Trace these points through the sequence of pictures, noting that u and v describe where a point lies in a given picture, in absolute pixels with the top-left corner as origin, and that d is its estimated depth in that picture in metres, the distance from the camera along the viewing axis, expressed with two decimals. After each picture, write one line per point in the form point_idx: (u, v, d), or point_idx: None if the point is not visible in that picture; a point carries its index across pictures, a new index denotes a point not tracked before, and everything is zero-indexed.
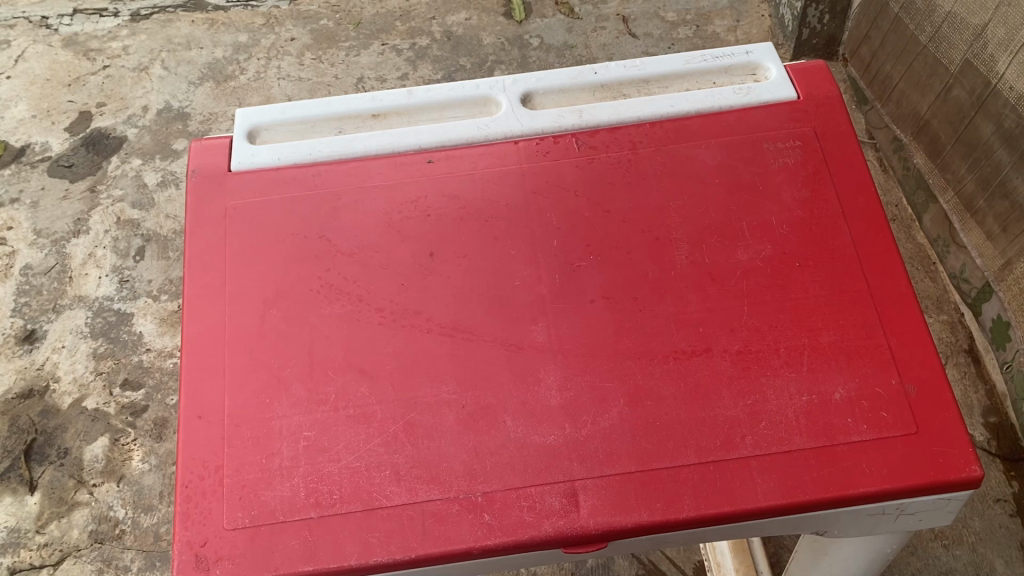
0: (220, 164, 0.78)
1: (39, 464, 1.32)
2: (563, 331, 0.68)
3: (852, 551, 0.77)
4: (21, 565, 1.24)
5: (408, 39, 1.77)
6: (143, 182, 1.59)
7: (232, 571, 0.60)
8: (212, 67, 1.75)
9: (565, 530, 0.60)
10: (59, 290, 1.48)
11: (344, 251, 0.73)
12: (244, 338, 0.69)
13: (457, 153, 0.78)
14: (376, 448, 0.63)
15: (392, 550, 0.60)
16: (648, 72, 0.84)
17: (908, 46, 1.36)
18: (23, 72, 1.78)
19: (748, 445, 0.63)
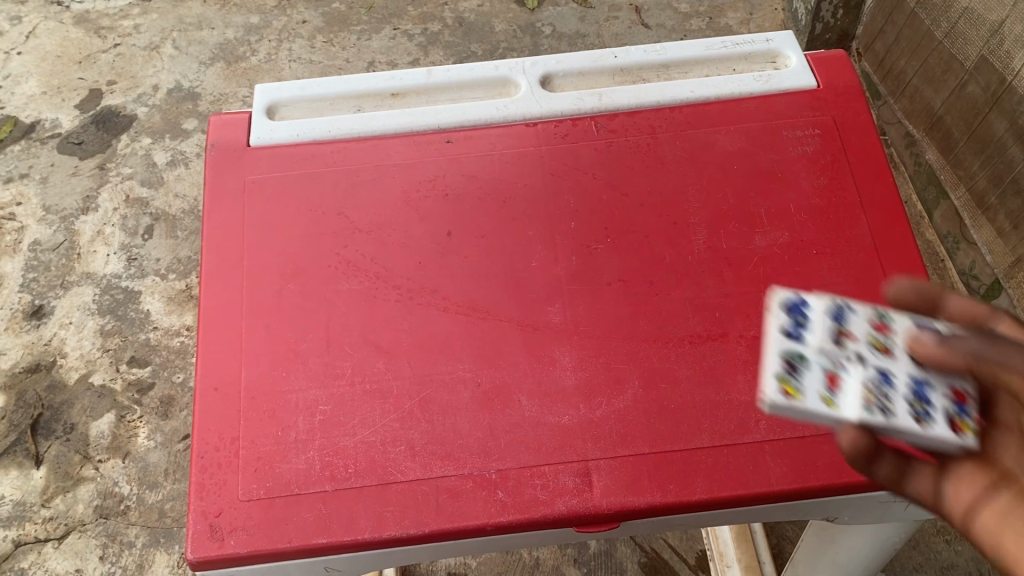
0: (238, 138, 0.78)
1: (45, 439, 1.31)
2: (579, 312, 0.68)
3: (861, 539, 0.77)
4: (26, 538, 1.24)
5: (420, 24, 1.76)
6: (152, 161, 1.59)
7: (246, 542, 0.60)
8: (223, 48, 1.75)
9: (579, 509, 0.60)
10: (67, 267, 1.48)
11: (361, 228, 0.73)
12: (262, 311, 0.69)
13: (476, 134, 0.79)
14: (391, 423, 0.64)
15: (405, 525, 0.60)
16: (668, 58, 0.84)
17: (924, 41, 1.35)
18: (34, 48, 1.77)
19: (762, 430, 0.63)
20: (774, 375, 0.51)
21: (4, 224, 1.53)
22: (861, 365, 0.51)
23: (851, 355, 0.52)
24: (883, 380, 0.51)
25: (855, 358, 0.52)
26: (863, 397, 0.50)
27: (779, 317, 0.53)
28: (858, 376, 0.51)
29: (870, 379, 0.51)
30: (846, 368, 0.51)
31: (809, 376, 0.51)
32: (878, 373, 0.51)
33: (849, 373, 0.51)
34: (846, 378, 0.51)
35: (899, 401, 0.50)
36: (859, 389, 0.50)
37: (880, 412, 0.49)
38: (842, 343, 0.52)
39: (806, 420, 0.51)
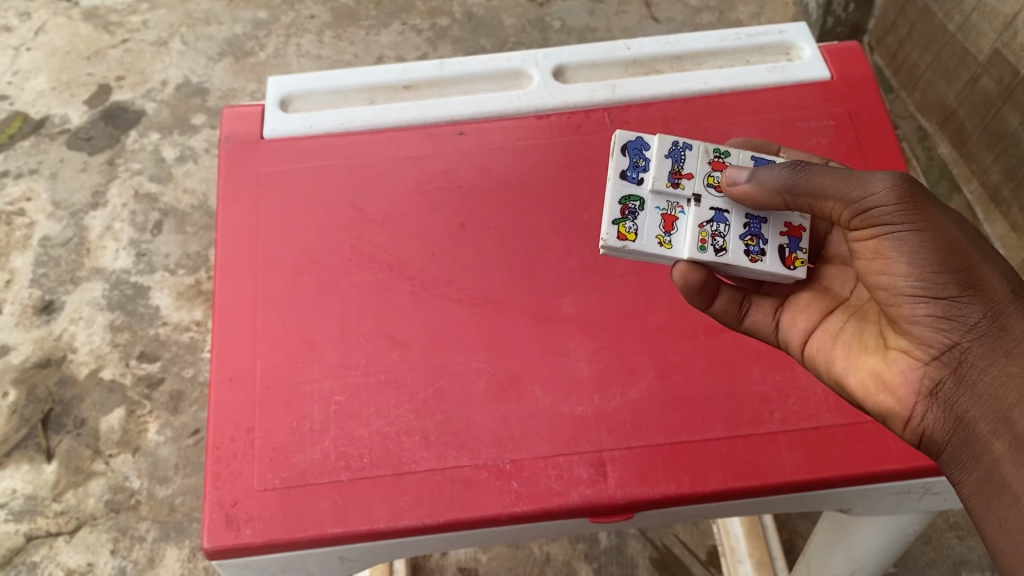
0: (252, 131, 0.78)
1: (56, 433, 1.29)
2: (593, 304, 0.68)
3: (873, 532, 0.77)
4: (38, 532, 1.23)
5: (428, 19, 1.74)
6: (161, 156, 1.57)
7: (262, 532, 0.60)
8: (231, 43, 1.72)
9: (594, 499, 0.60)
10: (76, 262, 1.46)
11: (375, 219, 0.73)
12: (276, 303, 0.69)
13: (489, 126, 0.78)
14: (406, 414, 0.63)
15: (421, 515, 0.60)
16: (681, 49, 0.84)
17: (936, 35, 1.34)
18: (43, 44, 1.73)
19: (777, 420, 0.62)
20: (612, 220, 0.61)
21: (14, 219, 1.51)
22: (695, 206, 0.62)
23: (683, 196, 0.63)
24: (713, 217, 0.62)
25: (691, 200, 0.63)
26: (697, 234, 0.62)
27: (624, 164, 0.63)
28: (694, 216, 0.62)
29: (704, 218, 0.62)
30: (682, 208, 0.63)
31: (645, 219, 0.62)
32: (711, 211, 0.62)
33: (683, 214, 0.63)
34: (680, 216, 0.62)
35: (727, 233, 0.62)
36: (695, 225, 0.62)
37: (710, 247, 0.61)
38: (677, 186, 0.63)
39: (650, 258, 0.63)
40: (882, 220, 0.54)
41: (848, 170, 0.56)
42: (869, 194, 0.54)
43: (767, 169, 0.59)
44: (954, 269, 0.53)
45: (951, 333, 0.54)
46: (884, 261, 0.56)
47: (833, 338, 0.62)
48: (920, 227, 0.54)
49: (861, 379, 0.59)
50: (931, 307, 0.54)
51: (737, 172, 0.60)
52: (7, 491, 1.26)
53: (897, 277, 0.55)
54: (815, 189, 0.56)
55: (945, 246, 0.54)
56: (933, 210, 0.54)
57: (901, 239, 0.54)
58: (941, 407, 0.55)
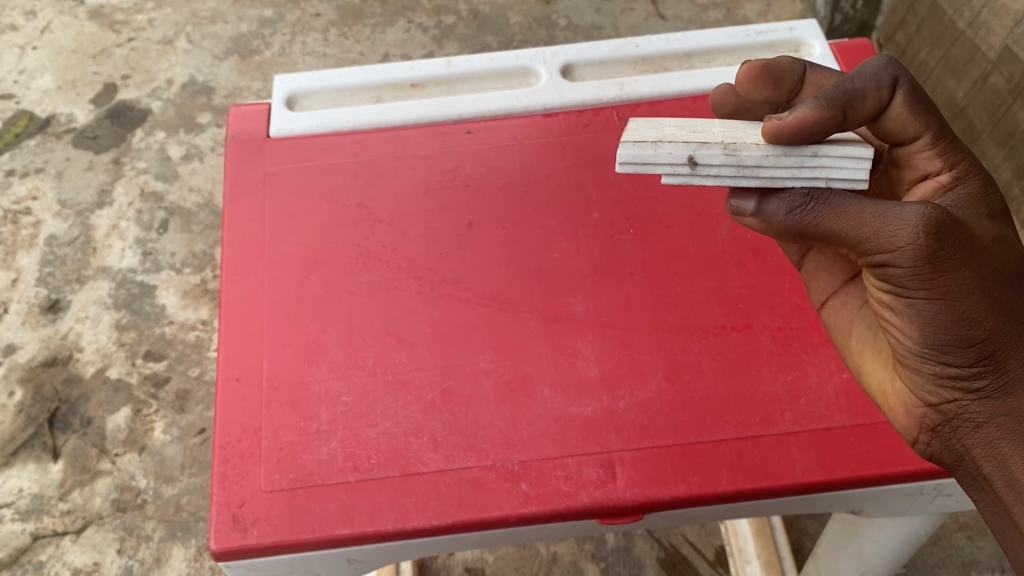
0: (260, 130, 0.78)
1: (62, 432, 1.29)
2: (601, 303, 0.67)
3: (883, 534, 0.76)
4: (44, 532, 1.22)
5: (434, 17, 1.73)
6: (167, 155, 1.57)
7: (269, 533, 0.59)
8: (236, 42, 1.72)
9: (603, 501, 0.59)
10: (82, 261, 1.46)
11: (382, 219, 0.72)
12: (283, 302, 0.68)
13: (497, 125, 0.78)
14: (414, 415, 0.63)
15: (429, 516, 0.59)
16: (690, 46, 0.83)
17: (946, 32, 1.33)
18: (49, 43, 1.73)
19: (788, 421, 0.62)
20: None
21: (20, 219, 1.50)
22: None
23: None
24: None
25: None
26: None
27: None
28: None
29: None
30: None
31: None
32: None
33: None
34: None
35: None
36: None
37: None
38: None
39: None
40: (896, 277, 0.48)
41: (867, 213, 0.47)
42: (884, 252, 0.47)
43: (777, 202, 0.51)
44: (965, 336, 0.49)
45: (956, 390, 0.52)
46: (893, 310, 0.51)
47: (850, 326, 0.61)
48: (936, 291, 0.48)
49: (874, 391, 0.59)
50: (934, 367, 0.51)
51: (743, 201, 0.52)
52: (13, 491, 1.25)
53: (905, 328, 0.51)
54: (826, 231, 0.49)
55: (958, 312, 0.48)
56: (956, 269, 0.47)
57: (912, 302, 0.49)
58: (942, 444, 0.54)
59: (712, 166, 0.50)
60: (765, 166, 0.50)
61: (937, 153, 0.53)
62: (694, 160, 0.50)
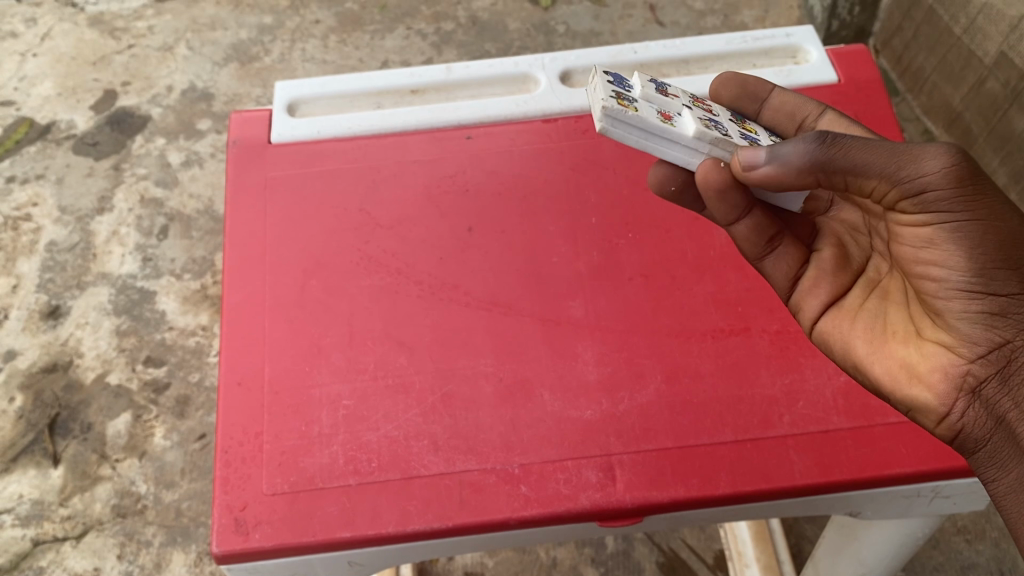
0: (260, 136, 0.79)
1: (63, 438, 1.29)
2: (600, 307, 0.68)
3: (881, 536, 0.76)
4: (44, 537, 1.22)
5: (433, 24, 1.73)
6: (167, 162, 1.57)
7: (270, 536, 0.60)
8: (236, 48, 1.72)
9: (602, 503, 0.60)
10: (83, 267, 1.46)
11: (383, 224, 0.73)
12: (284, 307, 0.69)
13: (496, 130, 0.79)
14: (414, 418, 0.63)
15: (430, 519, 0.60)
16: (688, 52, 0.84)
17: (942, 37, 1.34)
18: (49, 50, 1.74)
19: (786, 423, 0.62)
20: (608, 96, 0.55)
21: (20, 225, 1.51)
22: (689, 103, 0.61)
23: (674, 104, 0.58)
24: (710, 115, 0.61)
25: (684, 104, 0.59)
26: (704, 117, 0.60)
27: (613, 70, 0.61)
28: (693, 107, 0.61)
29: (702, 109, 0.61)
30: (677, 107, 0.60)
31: (642, 105, 0.56)
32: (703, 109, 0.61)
33: (678, 114, 0.58)
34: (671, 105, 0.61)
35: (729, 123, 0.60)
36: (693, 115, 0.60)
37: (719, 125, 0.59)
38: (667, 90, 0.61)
39: (658, 151, 0.57)
40: (939, 200, 0.51)
41: (894, 146, 0.51)
42: (922, 172, 0.50)
43: (791, 144, 0.51)
44: (1012, 257, 0.51)
45: (1004, 328, 0.53)
46: (934, 250, 0.54)
47: (852, 319, 0.62)
48: (971, 213, 0.52)
49: (892, 370, 0.58)
50: (982, 303, 0.53)
51: (754, 154, 0.53)
52: (14, 496, 1.25)
53: (950, 265, 0.53)
54: (858, 170, 0.51)
55: (1003, 233, 0.51)
56: (990, 191, 0.52)
57: (959, 226, 0.52)
58: (983, 407, 0.54)
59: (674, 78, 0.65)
60: None
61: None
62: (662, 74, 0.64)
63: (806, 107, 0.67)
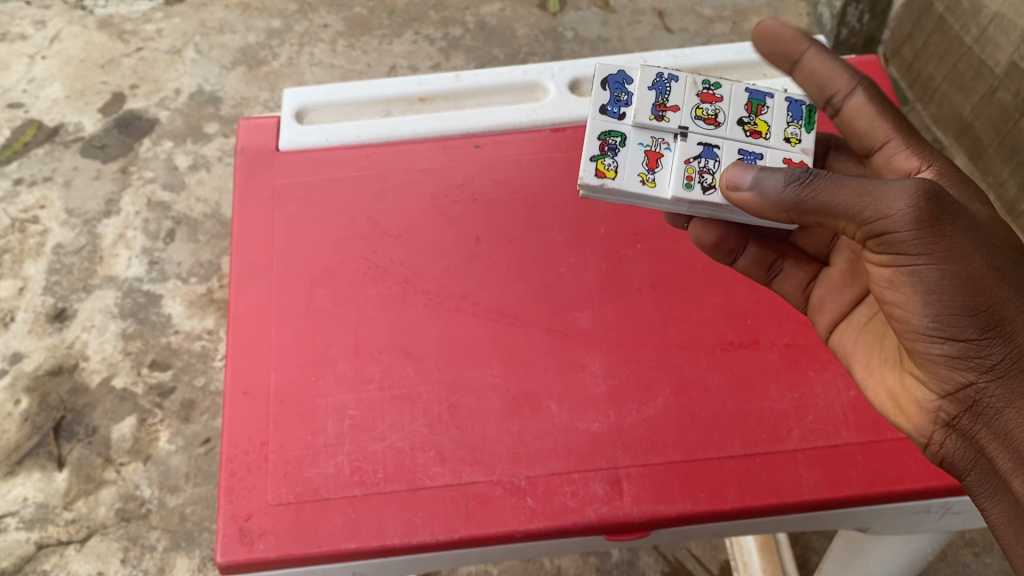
0: (268, 143, 0.78)
1: (68, 441, 1.29)
2: (608, 318, 0.67)
3: (890, 551, 0.76)
4: (48, 540, 1.22)
5: (441, 29, 1.73)
6: (174, 165, 1.57)
7: (275, 546, 0.59)
8: (245, 52, 1.72)
9: (610, 517, 0.59)
10: (89, 270, 1.46)
11: (390, 233, 0.73)
12: (290, 316, 0.69)
13: (505, 139, 0.78)
14: (420, 429, 0.63)
15: (435, 531, 0.59)
16: (699, 62, 0.84)
17: (952, 47, 1.33)
18: (58, 52, 1.74)
19: (795, 438, 0.62)
20: (590, 157, 0.60)
21: (28, 227, 1.51)
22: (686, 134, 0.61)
23: (669, 131, 0.61)
24: (703, 150, 0.61)
25: (676, 135, 0.61)
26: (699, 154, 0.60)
27: (606, 97, 0.62)
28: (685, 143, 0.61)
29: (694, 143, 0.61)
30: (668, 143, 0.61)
31: (627, 155, 0.60)
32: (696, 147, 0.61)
33: (669, 150, 0.61)
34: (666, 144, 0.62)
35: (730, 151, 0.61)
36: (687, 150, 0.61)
37: (696, 185, 0.60)
38: (662, 118, 0.61)
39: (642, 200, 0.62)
40: (898, 251, 0.50)
41: (862, 187, 0.49)
42: (886, 217, 0.49)
43: (770, 181, 0.52)
44: (971, 305, 0.51)
45: (970, 370, 0.53)
46: (898, 293, 0.53)
47: (855, 337, 0.63)
48: (936, 259, 0.50)
49: (880, 398, 0.60)
50: (946, 348, 0.53)
51: (740, 178, 0.54)
52: (18, 499, 1.25)
53: (911, 310, 0.52)
54: (824, 210, 0.51)
55: (964, 281, 0.51)
56: (955, 237, 0.50)
57: (920, 274, 0.51)
58: (961, 440, 0.55)
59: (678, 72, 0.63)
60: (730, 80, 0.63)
61: (910, 153, 0.62)
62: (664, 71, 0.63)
63: (839, 80, 0.65)
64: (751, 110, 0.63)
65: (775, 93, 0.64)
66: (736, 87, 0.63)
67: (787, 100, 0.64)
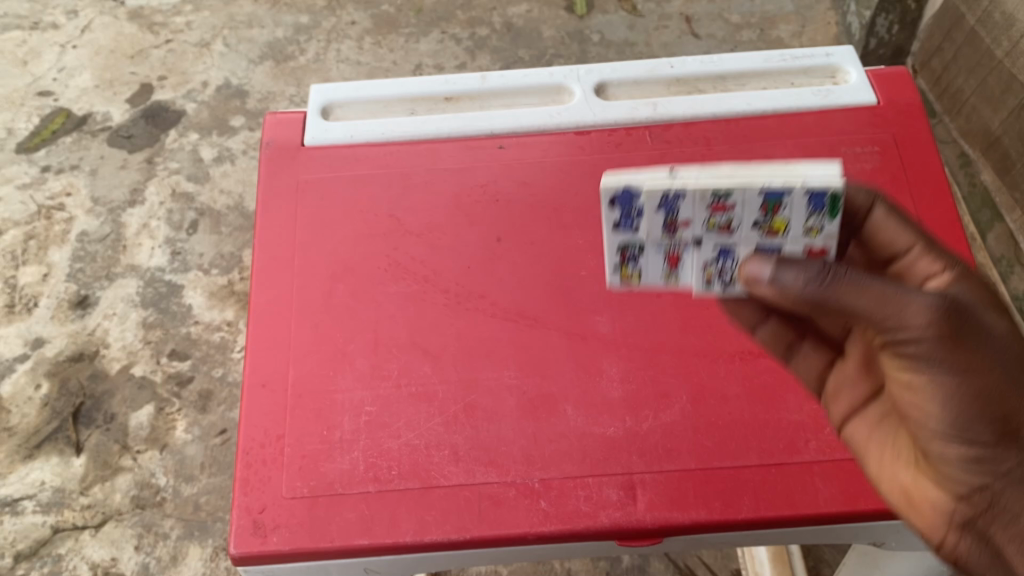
0: (294, 138, 0.79)
1: (86, 427, 1.30)
2: (628, 323, 0.67)
3: (904, 566, 0.75)
4: (64, 525, 1.23)
5: (468, 28, 1.73)
6: (199, 157, 1.58)
7: (288, 539, 0.60)
8: (272, 46, 1.73)
9: (622, 523, 0.59)
10: (112, 258, 1.47)
11: (411, 231, 0.73)
12: (310, 311, 0.69)
13: (529, 141, 0.78)
14: (436, 427, 0.63)
15: (448, 530, 0.59)
16: (726, 69, 0.83)
17: (982, 60, 1.32)
18: (89, 42, 1.75)
19: (812, 449, 0.61)
20: (613, 268, 0.56)
21: (54, 215, 1.52)
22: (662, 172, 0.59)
23: (683, 241, 0.53)
24: (720, 253, 0.53)
25: (691, 244, 0.53)
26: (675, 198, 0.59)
27: (615, 215, 0.52)
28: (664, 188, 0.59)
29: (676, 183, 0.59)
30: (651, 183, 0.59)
31: (647, 261, 0.55)
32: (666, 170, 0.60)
33: (686, 252, 0.54)
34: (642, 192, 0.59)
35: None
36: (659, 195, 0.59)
37: (717, 283, 0.55)
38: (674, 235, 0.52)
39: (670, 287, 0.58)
40: (917, 356, 0.47)
41: (886, 291, 0.46)
42: (906, 325, 0.46)
43: (790, 275, 0.46)
44: (991, 412, 0.48)
45: (986, 474, 0.51)
46: (916, 395, 0.49)
47: (870, 434, 0.57)
48: (958, 366, 0.47)
49: (895, 496, 0.55)
50: (963, 452, 0.50)
51: (758, 267, 0.48)
52: (36, 483, 1.26)
53: (930, 414, 0.49)
54: (847, 311, 0.46)
55: (980, 391, 0.47)
56: (976, 345, 0.47)
57: (936, 382, 0.48)
58: (977, 541, 0.52)
59: (690, 171, 0.50)
60: (738, 171, 0.50)
61: (935, 256, 0.52)
62: (673, 169, 0.51)
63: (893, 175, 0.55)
64: (767, 213, 0.50)
65: (794, 187, 0.48)
66: (750, 192, 0.49)
67: (806, 194, 0.49)
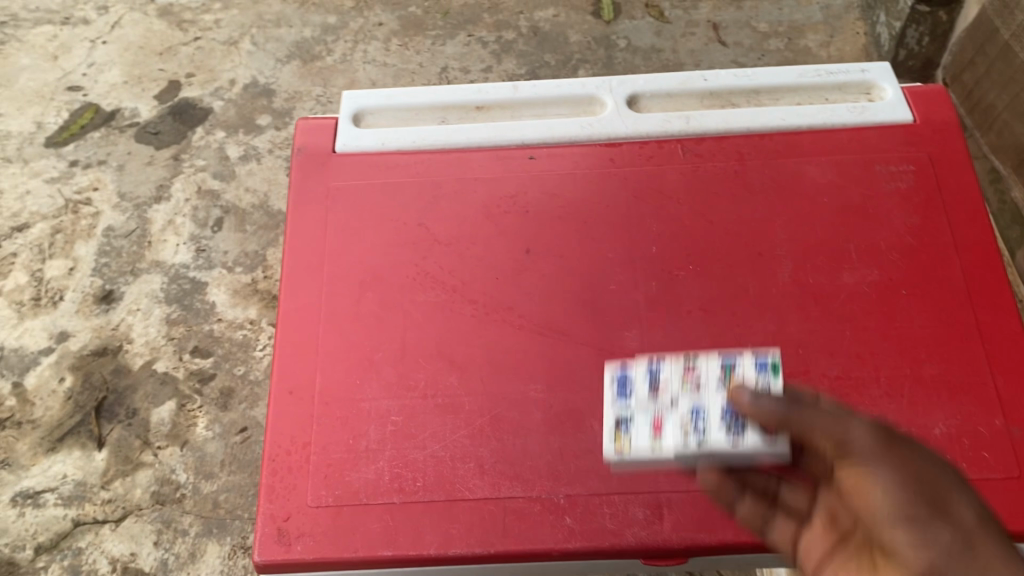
0: (326, 144, 0.79)
1: (108, 422, 1.26)
2: (657, 339, 0.67)
3: None
4: (84, 518, 1.20)
5: (495, 32, 1.68)
6: (226, 155, 1.53)
7: (312, 548, 0.60)
8: (300, 47, 1.67)
9: (647, 541, 0.59)
10: (138, 254, 1.42)
11: (441, 240, 0.73)
12: (338, 319, 0.69)
13: (560, 151, 0.78)
14: (461, 439, 0.63)
15: (471, 543, 0.60)
16: (759, 83, 0.83)
17: (1017, 75, 1.29)
18: (118, 38, 1.70)
19: None
20: (608, 433, 0.61)
21: (80, 209, 1.48)
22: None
23: (665, 404, 0.60)
24: (693, 412, 0.60)
25: (671, 404, 0.60)
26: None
27: (611, 395, 0.62)
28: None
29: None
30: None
31: (638, 428, 0.61)
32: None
33: (668, 418, 0.60)
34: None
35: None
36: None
37: (695, 439, 0.59)
38: (658, 392, 0.61)
39: (653, 466, 0.60)
40: (862, 450, 0.51)
41: (830, 412, 0.54)
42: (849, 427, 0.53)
43: (764, 400, 0.57)
44: (925, 487, 0.49)
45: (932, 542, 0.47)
46: (861, 484, 0.51)
47: None
48: (896, 456, 0.51)
49: None
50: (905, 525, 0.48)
51: (742, 392, 0.58)
52: (58, 476, 1.23)
53: (873, 494, 0.50)
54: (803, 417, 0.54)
55: (912, 473, 0.50)
56: (908, 449, 0.51)
57: (876, 468, 0.50)
58: None
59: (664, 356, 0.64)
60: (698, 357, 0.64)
61: None
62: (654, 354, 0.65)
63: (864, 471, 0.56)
64: (724, 378, 0.61)
65: (741, 354, 0.63)
66: (710, 360, 0.62)
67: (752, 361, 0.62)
